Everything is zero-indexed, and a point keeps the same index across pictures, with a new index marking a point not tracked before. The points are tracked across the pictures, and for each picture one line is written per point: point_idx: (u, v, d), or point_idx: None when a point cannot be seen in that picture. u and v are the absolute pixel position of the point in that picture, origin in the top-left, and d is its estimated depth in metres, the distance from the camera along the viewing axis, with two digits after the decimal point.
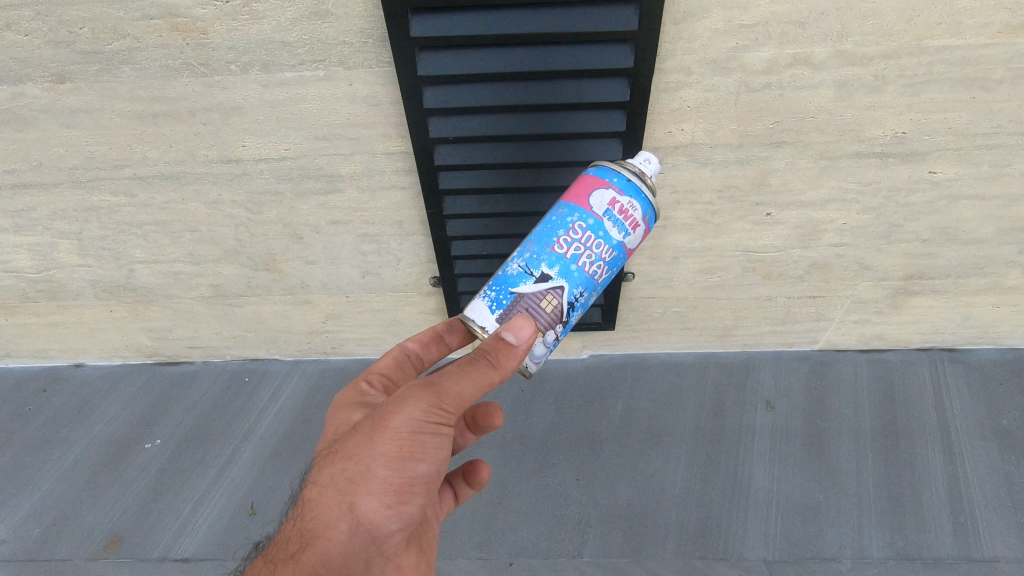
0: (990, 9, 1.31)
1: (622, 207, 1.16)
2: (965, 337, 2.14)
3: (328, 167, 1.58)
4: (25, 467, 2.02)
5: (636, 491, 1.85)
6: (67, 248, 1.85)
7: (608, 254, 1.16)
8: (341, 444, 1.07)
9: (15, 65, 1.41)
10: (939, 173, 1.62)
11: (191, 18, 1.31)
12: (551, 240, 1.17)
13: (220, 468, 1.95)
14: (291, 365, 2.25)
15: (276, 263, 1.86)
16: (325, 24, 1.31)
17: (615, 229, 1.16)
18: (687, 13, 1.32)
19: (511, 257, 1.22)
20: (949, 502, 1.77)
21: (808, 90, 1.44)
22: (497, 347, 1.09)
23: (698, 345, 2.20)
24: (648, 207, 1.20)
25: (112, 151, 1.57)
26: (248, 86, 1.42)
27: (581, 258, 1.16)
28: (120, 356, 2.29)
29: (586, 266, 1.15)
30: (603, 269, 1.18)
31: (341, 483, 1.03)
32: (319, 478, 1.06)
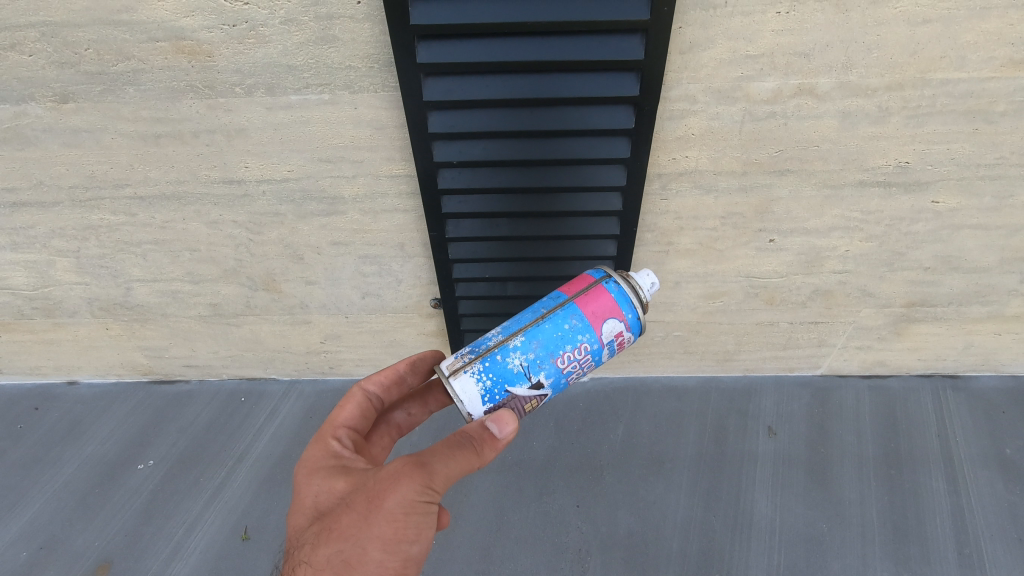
0: (994, 44, 1.32)
1: (622, 338, 1.30)
2: (967, 364, 2.13)
3: (331, 190, 1.58)
4: (14, 488, 1.98)
5: (638, 519, 1.83)
6: (65, 266, 1.83)
7: (588, 371, 1.31)
8: (332, 525, 1.05)
9: (18, 85, 1.40)
10: (942, 203, 1.62)
11: (197, 41, 1.31)
12: (557, 351, 1.23)
13: (214, 490, 1.91)
14: (288, 385, 2.22)
15: (276, 283, 1.85)
16: (331, 49, 1.31)
17: (607, 353, 1.30)
18: (693, 44, 1.32)
19: (513, 348, 1.23)
20: (954, 534, 1.75)
21: (812, 120, 1.45)
22: (481, 431, 1.15)
23: (699, 369, 2.19)
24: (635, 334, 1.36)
25: (113, 170, 1.56)
26: (252, 108, 1.42)
27: (573, 373, 1.27)
28: (115, 374, 2.26)
29: (571, 380, 1.29)
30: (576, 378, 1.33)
31: (336, 567, 1.01)
32: (309, 562, 1.03)
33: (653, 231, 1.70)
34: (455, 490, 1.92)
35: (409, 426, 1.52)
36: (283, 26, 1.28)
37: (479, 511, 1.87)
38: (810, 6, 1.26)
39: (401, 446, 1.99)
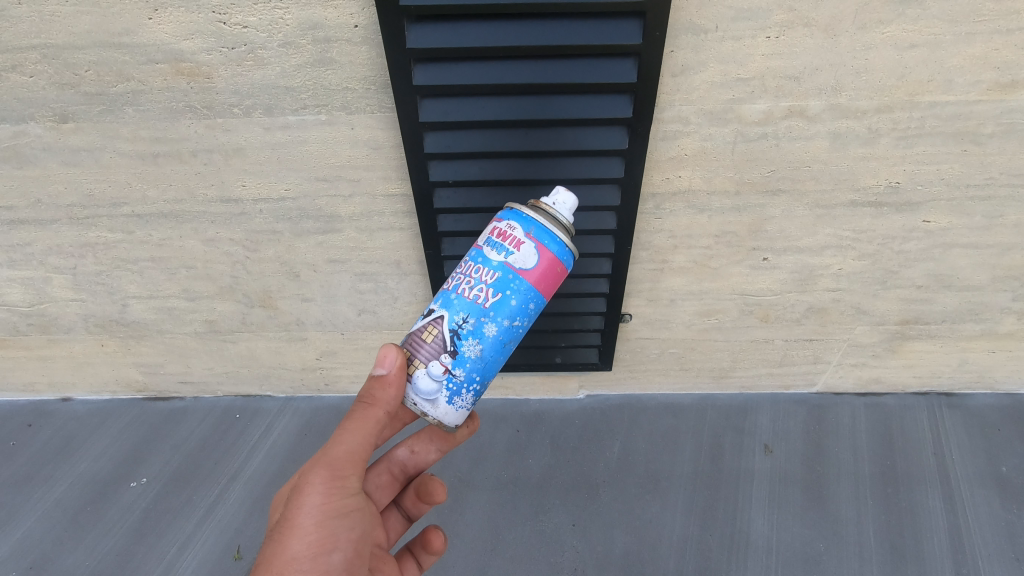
0: (980, 68, 1.34)
1: (501, 231, 1.24)
2: (962, 382, 2.14)
3: (328, 208, 1.59)
4: (5, 506, 1.96)
5: (634, 538, 1.82)
6: (61, 283, 1.83)
7: (489, 276, 1.22)
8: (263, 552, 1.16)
9: (19, 106, 1.41)
10: (933, 222, 1.64)
11: (196, 63, 1.33)
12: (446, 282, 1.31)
13: (208, 508, 1.90)
14: (283, 402, 2.21)
15: (272, 300, 1.85)
16: (328, 70, 1.33)
17: (494, 250, 1.24)
18: (685, 67, 1.34)
19: None
20: (951, 554, 1.75)
21: (803, 141, 1.46)
22: (373, 387, 1.23)
23: (695, 386, 2.19)
24: (541, 227, 1.24)
25: (112, 189, 1.57)
26: (250, 129, 1.43)
27: (463, 286, 1.25)
28: (110, 391, 2.25)
29: (466, 292, 1.23)
30: (489, 292, 1.21)
31: None
32: None
33: (648, 249, 1.71)
34: (451, 508, 1.91)
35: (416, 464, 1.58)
36: (281, 48, 1.30)
37: (474, 530, 1.86)
38: (799, 31, 1.29)
39: None
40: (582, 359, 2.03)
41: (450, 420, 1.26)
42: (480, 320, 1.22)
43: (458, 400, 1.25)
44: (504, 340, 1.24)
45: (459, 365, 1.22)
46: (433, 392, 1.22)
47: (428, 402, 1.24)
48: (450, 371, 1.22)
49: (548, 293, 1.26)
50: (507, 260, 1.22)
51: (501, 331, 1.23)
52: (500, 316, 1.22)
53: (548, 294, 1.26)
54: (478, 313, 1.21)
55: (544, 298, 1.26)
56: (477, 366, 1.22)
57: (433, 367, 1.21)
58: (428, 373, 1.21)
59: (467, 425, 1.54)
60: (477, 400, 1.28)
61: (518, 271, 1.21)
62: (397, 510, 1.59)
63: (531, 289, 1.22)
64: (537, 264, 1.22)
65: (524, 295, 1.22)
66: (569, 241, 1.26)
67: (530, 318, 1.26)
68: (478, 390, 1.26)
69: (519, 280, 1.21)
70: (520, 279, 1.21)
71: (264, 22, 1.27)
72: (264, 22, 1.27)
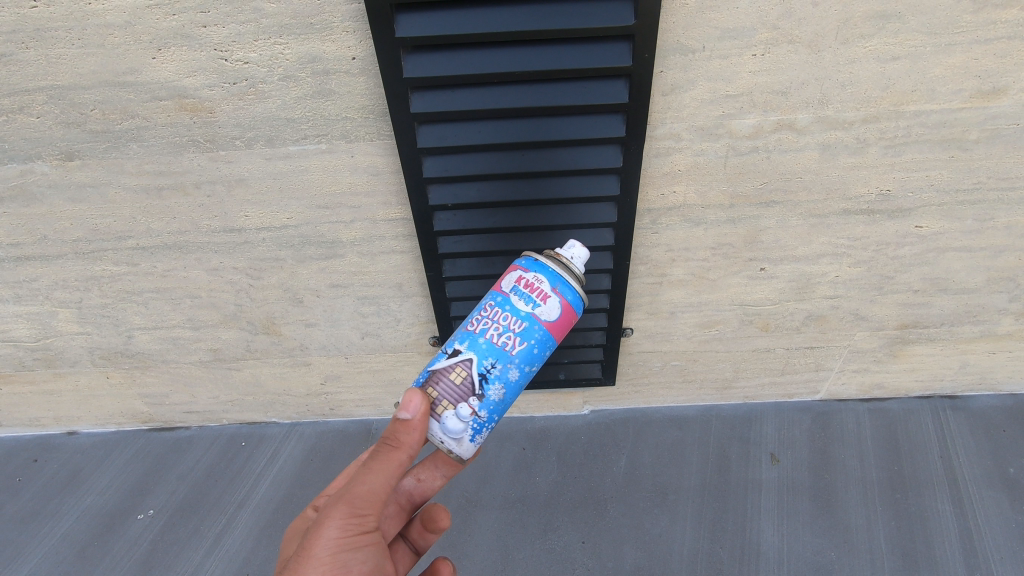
0: (961, 77, 1.38)
1: (528, 282, 1.32)
2: (964, 384, 2.15)
3: (329, 235, 1.61)
4: (12, 542, 1.95)
5: (644, 553, 1.81)
6: (67, 317, 1.85)
7: (517, 325, 1.29)
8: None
9: (25, 145, 1.44)
10: (925, 227, 1.67)
11: (199, 98, 1.36)
12: (466, 321, 1.34)
13: (215, 538, 1.90)
14: (288, 428, 2.21)
15: (276, 327, 1.87)
16: (328, 101, 1.36)
17: (524, 300, 1.30)
18: (674, 85, 1.38)
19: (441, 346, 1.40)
20: (964, 557, 1.74)
21: (793, 153, 1.50)
22: (399, 428, 1.23)
23: (699, 398, 2.19)
24: (563, 282, 1.33)
25: (117, 223, 1.60)
26: (252, 159, 1.46)
27: (490, 331, 1.30)
28: (115, 423, 2.25)
29: (495, 337, 1.29)
30: (516, 340, 1.28)
31: None
32: None
33: (646, 263, 1.73)
34: (459, 529, 1.91)
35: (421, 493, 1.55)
36: (281, 82, 1.34)
37: (484, 550, 1.85)
38: (784, 47, 1.33)
39: None
40: (585, 374, 2.04)
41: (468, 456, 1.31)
42: (507, 367, 1.28)
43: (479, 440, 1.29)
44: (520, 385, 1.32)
45: (485, 408, 1.27)
46: (461, 432, 1.26)
47: (454, 440, 1.27)
48: (476, 414, 1.26)
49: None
50: (533, 312, 1.29)
51: (522, 376, 1.30)
52: (525, 363, 1.29)
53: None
54: (507, 360, 1.28)
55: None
56: (500, 408, 1.29)
57: (462, 410, 1.25)
58: (457, 415, 1.25)
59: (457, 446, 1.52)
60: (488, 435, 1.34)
61: (543, 324, 1.30)
62: (404, 543, 1.55)
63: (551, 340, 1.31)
64: (558, 317, 1.31)
65: (545, 345, 1.30)
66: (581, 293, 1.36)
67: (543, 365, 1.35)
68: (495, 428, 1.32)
69: (542, 331, 1.29)
70: (543, 329, 1.30)
71: (264, 58, 1.30)
72: (265, 57, 1.30)
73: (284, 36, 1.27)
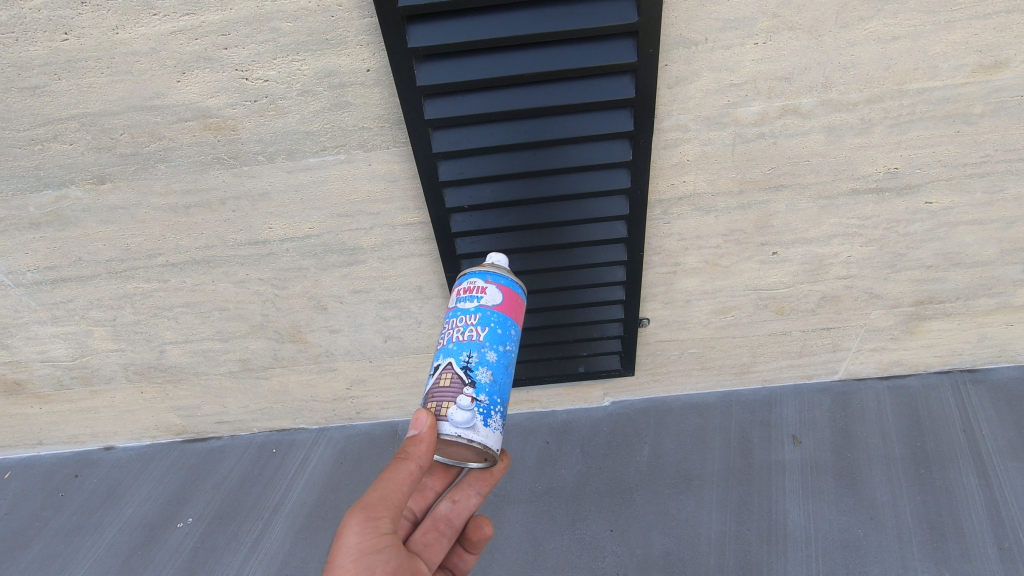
0: (963, 53, 1.40)
1: (465, 288, 1.44)
2: (983, 357, 2.15)
3: (350, 242, 1.67)
4: (59, 556, 2.02)
5: (673, 538, 1.85)
6: (102, 335, 1.92)
7: (472, 318, 1.38)
8: None
9: (60, 172, 1.51)
10: (935, 203, 1.69)
11: (222, 117, 1.42)
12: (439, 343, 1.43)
13: (253, 542, 1.96)
14: (317, 433, 2.27)
15: (302, 334, 1.92)
16: (345, 113, 1.42)
17: (462, 304, 1.42)
18: (679, 78, 1.41)
19: None
20: (992, 528, 1.75)
21: (799, 137, 1.52)
22: (409, 442, 1.21)
23: (718, 384, 2.22)
24: (496, 274, 1.45)
25: (147, 242, 1.66)
26: (274, 173, 1.52)
27: (454, 335, 1.38)
28: (150, 436, 2.32)
29: (459, 336, 1.37)
30: (478, 329, 1.37)
31: None
32: None
33: (660, 254, 1.76)
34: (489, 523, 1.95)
35: (459, 515, 1.42)
36: (300, 97, 1.39)
37: (515, 542, 1.90)
38: (785, 35, 1.36)
39: None
40: (604, 366, 2.07)
41: (491, 446, 1.27)
42: (482, 352, 1.35)
43: (493, 422, 1.29)
44: (505, 364, 1.37)
45: (482, 391, 1.29)
46: (471, 420, 1.25)
47: (471, 430, 1.25)
48: (477, 398, 1.28)
49: (517, 320, 1.45)
50: (485, 302, 1.40)
51: (500, 356, 1.36)
52: (496, 343, 1.37)
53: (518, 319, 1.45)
54: (478, 347, 1.35)
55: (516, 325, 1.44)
56: (495, 389, 1.32)
57: (464, 399, 1.26)
58: (460, 406, 1.26)
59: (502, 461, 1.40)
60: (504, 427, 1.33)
61: (498, 309, 1.40)
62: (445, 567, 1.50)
63: (507, 320, 1.41)
64: (507, 298, 1.43)
65: (504, 325, 1.40)
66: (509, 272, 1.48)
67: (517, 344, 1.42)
68: (504, 413, 1.33)
69: (496, 314, 1.40)
70: (505, 315, 1.41)
71: (283, 74, 1.36)
72: (284, 74, 1.36)
73: (301, 53, 1.32)
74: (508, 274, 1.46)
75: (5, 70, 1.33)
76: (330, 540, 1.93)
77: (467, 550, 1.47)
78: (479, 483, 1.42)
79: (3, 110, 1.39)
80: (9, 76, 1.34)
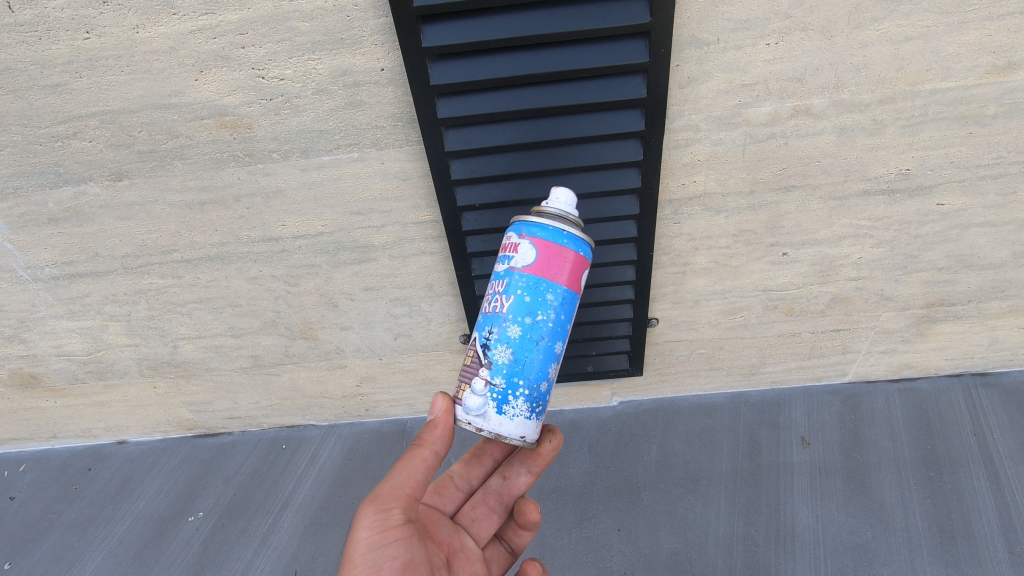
0: (976, 54, 1.40)
1: (504, 246, 1.37)
2: (995, 360, 2.14)
3: (362, 240, 1.68)
4: (72, 547, 2.05)
5: (680, 538, 1.85)
6: (116, 330, 1.95)
7: (501, 285, 1.35)
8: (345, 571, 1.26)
9: (79, 168, 1.54)
10: (947, 205, 1.68)
11: (238, 116, 1.44)
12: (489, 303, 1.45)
13: (263, 536, 1.98)
14: (327, 430, 2.29)
15: (313, 331, 1.94)
16: (359, 111, 1.43)
17: (501, 262, 1.37)
18: (691, 78, 1.42)
19: None
20: (1003, 532, 1.74)
21: (811, 137, 1.52)
22: (425, 431, 1.34)
23: (727, 385, 2.22)
24: (531, 226, 1.32)
25: (163, 238, 1.68)
26: (288, 171, 1.54)
27: (486, 303, 1.38)
28: (162, 431, 2.35)
29: (488, 306, 1.37)
30: (503, 298, 1.33)
31: None
32: None
33: (669, 253, 1.77)
34: None
35: (509, 492, 1.59)
36: (315, 96, 1.41)
37: None
38: (797, 35, 1.36)
39: None
40: (612, 366, 2.07)
41: (507, 433, 1.30)
42: (503, 326, 1.32)
43: (508, 407, 1.30)
44: (532, 338, 1.31)
45: (497, 374, 1.30)
46: (481, 407, 1.29)
47: (481, 417, 1.30)
48: (490, 382, 1.30)
49: (561, 278, 1.32)
50: (513, 265, 1.33)
51: (525, 330, 1.31)
52: (520, 315, 1.31)
53: (560, 278, 1.32)
54: (500, 322, 1.32)
55: (558, 286, 1.32)
56: (513, 370, 1.30)
57: (477, 384, 1.31)
58: (473, 391, 1.30)
59: (550, 443, 1.51)
60: (531, 407, 1.32)
61: (526, 271, 1.31)
62: (500, 542, 1.62)
63: (540, 283, 1.31)
64: (538, 256, 1.31)
65: (535, 290, 1.31)
66: (556, 220, 1.32)
67: (553, 310, 1.32)
68: (527, 394, 1.31)
69: (525, 278, 1.31)
70: (532, 277, 1.31)
71: (298, 73, 1.37)
72: (300, 73, 1.37)
73: (317, 52, 1.34)
74: (545, 223, 1.31)
75: (28, 68, 1.36)
76: (339, 535, 1.94)
77: (520, 528, 1.58)
78: (528, 464, 1.57)
79: (25, 107, 1.42)
80: (32, 73, 1.36)
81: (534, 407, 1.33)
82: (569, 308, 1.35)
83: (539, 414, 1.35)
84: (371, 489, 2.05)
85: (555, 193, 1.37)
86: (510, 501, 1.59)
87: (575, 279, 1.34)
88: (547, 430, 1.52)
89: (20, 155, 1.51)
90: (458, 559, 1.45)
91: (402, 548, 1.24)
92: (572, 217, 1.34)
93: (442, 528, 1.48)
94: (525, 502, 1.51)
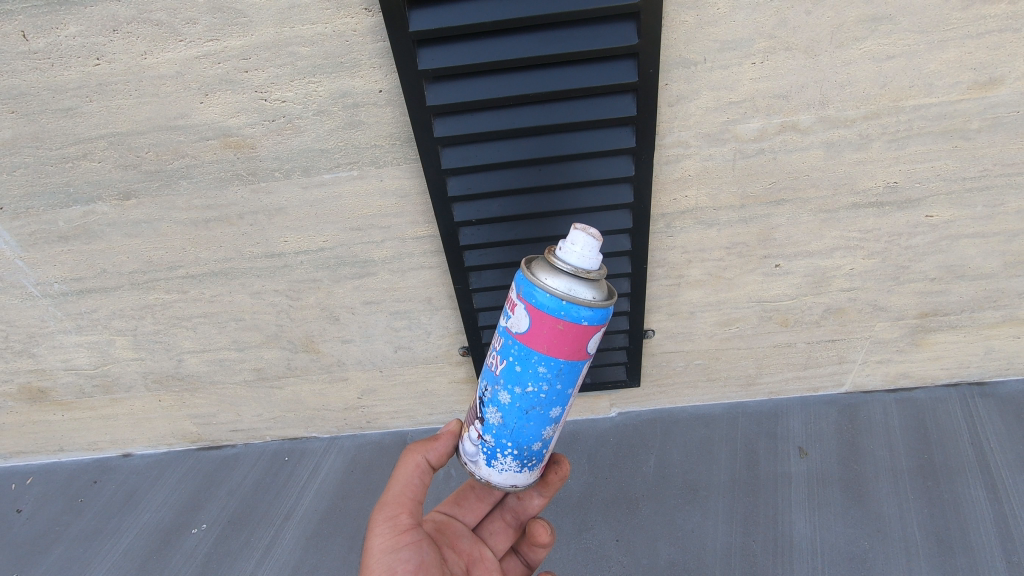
0: (958, 71, 1.44)
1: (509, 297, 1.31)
2: (991, 370, 2.16)
3: (362, 255, 1.72)
4: (78, 559, 2.08)
5: (679, 549, 1.86)
6: (123, 344, 1.99)
7: (499, 344, 1.32)
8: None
9: (88, 188, 1.59)
10: (935, 217, 1.71)
11: (242, 136, 1.49)
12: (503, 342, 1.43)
13: (266, 548, 2.00)
14: (328, 442, 2.31)
15: (315, 344, 1.98)
16: (358, 131, 1.48)
17: (504, 316, 1.32)
18: (679, 97, 1.46)
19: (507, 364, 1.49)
20: (1000, 542, 1.75)
21: (799, 152, 1.56)
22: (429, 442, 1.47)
23: (724, 396, 2.23)
24: (531, 287, 1.23)
25: (168, 254, 1.73)
26: (290, 189, 1.58)
27: (489, 354, 1.38)
28: (166, 443, 2.38)
29: (489, 359, 1.37)
30: (498, 361, 1.32)
31: None
32: None
33: (664, 266, 1.80)
34: None
35: (524, 510, 1.62)
36: (316, 116, 1.46)
37: None
38: (782, 54, 1.40)
39: (441, 491, 2.04)
40: (610, 377, 2.10)
41: (496, 482, 1.40)
42: (495, 391, 1.33)
43: (496, 462, 1.38)
44: (521, 408, 1.31)
45: (487, 432, 1.37)
46: (475, 453, 1.41)
47: (474, 462, 1.43)
48: (482, 437, 1.39)
49: (554, 351, 1.24)
50: (510, 328, 1.28)
51: (514, 400, 1.31)
52: (510, 384, 1.30)
53: (553, 351, 1.24)
54: (493, 385, 1.34)
55: (550, 358, 1.25)
56: (501, 433, 1.35)
57: (472, 433, 1.42)
58: (469, 437, 1.42)
59: (557, 470, 1.55)
60: (521, 463, 1.38)
61: (519, 339, 1.27)
62: (516, 556, 1.65)
63: (530, 355, 1.26)
64: (531, 325, 1.24)
65: (525, 361, 1.27)
66: (551, 289, 1.21)
67: (544, 382, 1.28)
68: (515, 454, 1.36)
69: (517, 346, 1.27)
70: (522, 346, 1.26)
71: (299, 96, 1.42)
72: (300, 95, 1.42)
73: (317, 75, 1.39)
74: (542, 290, 1.22)
75: (40, 93, 1.41)
76: (340, 547, 1.96)
77: (536, 547, 1.60)
78: (540, 489, 1.58)
79: (37, 130, 1.47)
80: (44, 98, 1.42)
81: (525, 462, 1.38)
82: (566, 377, 1.28)
83: (533, 466, 1.41)
84: (372, 500, 2.07)
85: (574, 237, 1.22)
86: (525, 520, 1.63)
87: (573, 349, 1.25)
88: (555, 457, 1.55)
89: (32, 176, 1.56)
90: (477, 569, 1.51)
91: (412, 553, 1.32)
92: (585, 272, 1.23)
93: (462, 539, 1.54)
94: (537, 524, 1.51)
